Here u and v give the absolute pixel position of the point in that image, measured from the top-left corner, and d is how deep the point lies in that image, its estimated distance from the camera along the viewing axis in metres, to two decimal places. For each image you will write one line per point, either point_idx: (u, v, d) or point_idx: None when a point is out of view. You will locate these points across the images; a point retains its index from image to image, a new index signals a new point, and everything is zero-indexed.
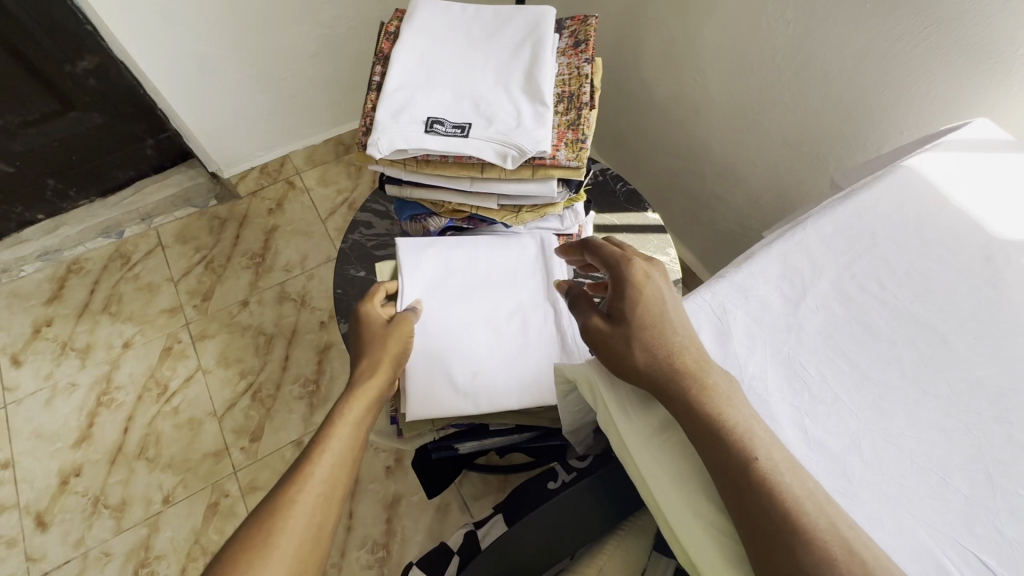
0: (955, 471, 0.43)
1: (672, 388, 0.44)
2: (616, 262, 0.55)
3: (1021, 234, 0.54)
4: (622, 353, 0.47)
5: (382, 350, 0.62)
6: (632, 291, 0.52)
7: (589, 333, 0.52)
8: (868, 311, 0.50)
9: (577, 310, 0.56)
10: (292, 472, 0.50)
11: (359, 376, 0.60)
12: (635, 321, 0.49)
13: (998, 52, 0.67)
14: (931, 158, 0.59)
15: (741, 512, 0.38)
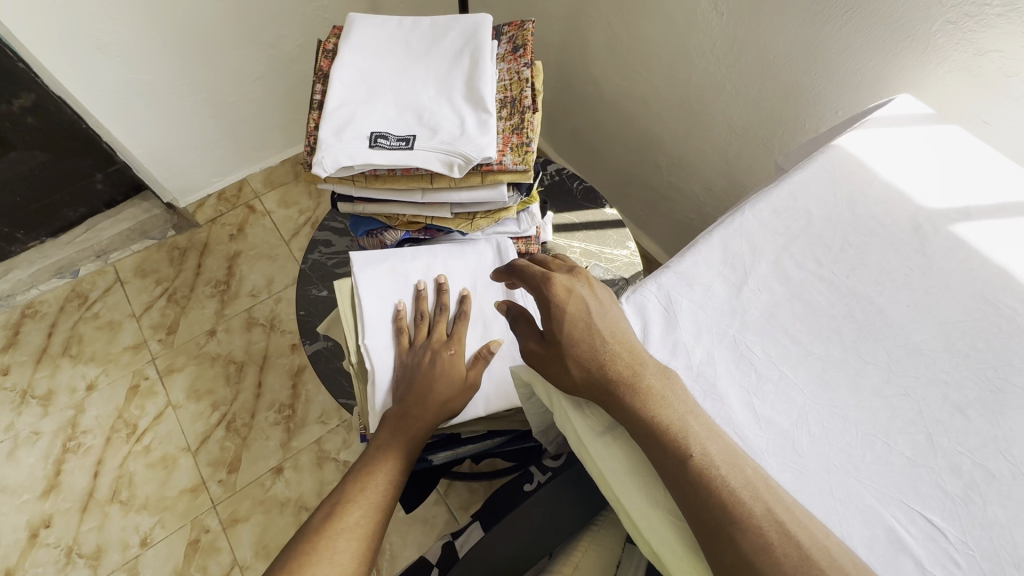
0: (897, 435, 0.44)
1: (615, 386, 0.44)
2: (538, 281, 0.53)
3: (946, 203, 0.56)
4: (558, 373, 0.47)
5: (447, 388, 0.63)
6: (556, 310, 0.50)
7: (524, 359, 0.50)
8: (807, 288, 0.52)
9: (516, 333, 0.53)
10: (348, 497, 0.54)
11: (414, 403, 0.61)
12: (563, 341, 0.48)
13: (916, 29, 0.69)
14: (858, 136, 0.62)
15: (687, 502, 0.39)
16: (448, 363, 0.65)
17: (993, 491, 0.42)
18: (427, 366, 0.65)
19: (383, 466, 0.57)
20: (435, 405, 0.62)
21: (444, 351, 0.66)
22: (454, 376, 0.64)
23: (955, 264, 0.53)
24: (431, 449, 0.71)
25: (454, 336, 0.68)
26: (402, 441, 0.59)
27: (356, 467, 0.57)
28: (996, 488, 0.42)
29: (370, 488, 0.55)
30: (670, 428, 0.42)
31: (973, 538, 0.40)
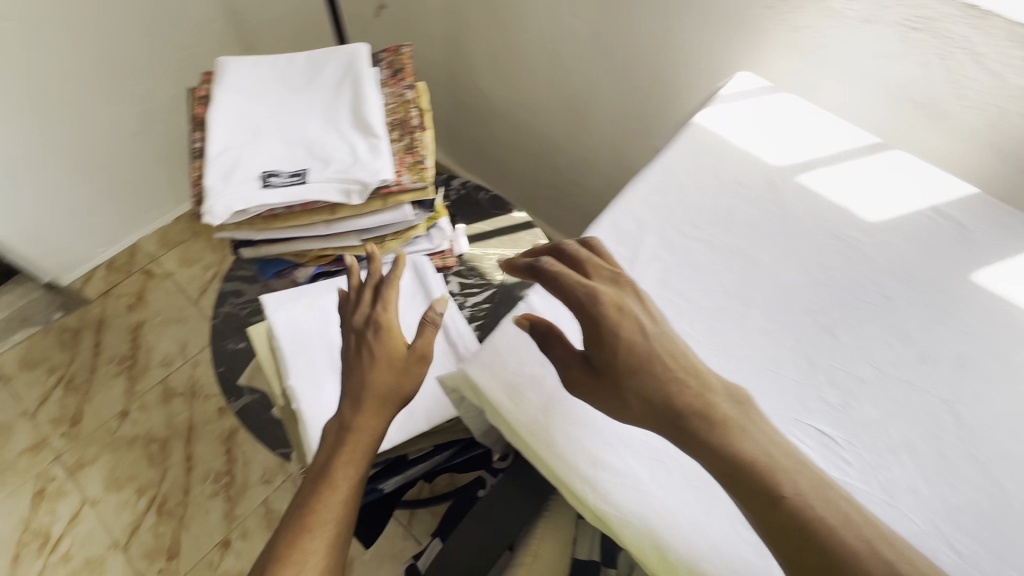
0: (783, 361, 0.51)
1: (690, 420, 0.39)
2: (585, 298, 0.45)
3: (790, 160, 0.65)
4: (611, 405, 0.42)
5: (381, 380, 0.55)
6: (609, 333, 0.43)
7: (572, 391, 0.45)
8: (691, 251, 0.58)
9: (554, 356, 0.46)
10: (284, 550, 0.47)
11: (353, 417, 0.53)
12: (622, 373, 0.42)
13: (745, 15, 0.79)
14: (712, 113, 0.70)
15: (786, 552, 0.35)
16: (376, 341, 0.57)
17: (863, 393, 0.50)
18: (356, 358, 0.57)
19: (311, 501, 0.50)
20: (378, 408, 0.54)
21: (369, 328, 0.58)
22: (388, 364, 0.56)
23: (805, 209, 0.61)
24: (380, 477, 0.70)
25: (384, 305, 0.60)
26: (335, 465, 0.51)
27: (292, 508, 0.50)
28: (863, 390, 0.50)
29: (299, 531, 0.48)
30: (761, 465, 0.37)
31: (854, 435, 0.47)
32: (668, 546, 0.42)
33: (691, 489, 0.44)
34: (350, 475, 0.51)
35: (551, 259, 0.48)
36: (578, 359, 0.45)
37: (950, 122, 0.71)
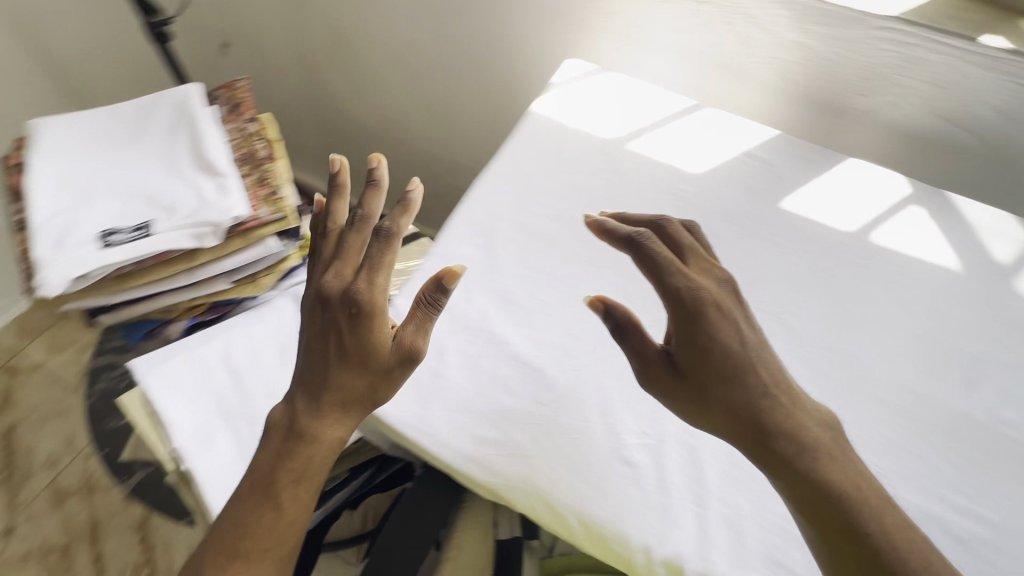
0: (636, 310, 0.56)
1: (778, 439, 0.41)
2: (687, 293, 0.43)
3: (619, 132, 0.73)
4: (691, 408, 0.42)
5: (353, 382, 0.46)
6: (704, 336, 0.42)
7: (644, 383, 0.44)
8: (543, 228, 0.62)
9: (631, 343, 0.43)
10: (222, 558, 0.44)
11: (311, 420, 0.46)
12: (708, 378, 0.42)
13: (564, 6, 0.86)
14: (546, 100, 0.76)
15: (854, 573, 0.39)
16: (352, 328, 0.46)
17: None
18: (323, 345, 0.47)
19: (247, 522, 0.44)
20: (343, 417, 0.46)
21: (348, 309, 0.46)
22: (363, 364, 0.46)
23: (638, 174, 0.69)
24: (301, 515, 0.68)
25: (372, 282, 0.46)
26: (280, 481, 0.45)
27: (235, 506, 0.45)
28: None
29: (228, 556, 0.44)
30: (835, 479, 0.41)
31: None
32: (552, 500, 0.45)
33: (568, 441, 0.48)
34: (299, 495, 0.45)
35: (652, 236, 0.45)
36: (656, 354, 0.44)
37: (749, 78, 0.82)
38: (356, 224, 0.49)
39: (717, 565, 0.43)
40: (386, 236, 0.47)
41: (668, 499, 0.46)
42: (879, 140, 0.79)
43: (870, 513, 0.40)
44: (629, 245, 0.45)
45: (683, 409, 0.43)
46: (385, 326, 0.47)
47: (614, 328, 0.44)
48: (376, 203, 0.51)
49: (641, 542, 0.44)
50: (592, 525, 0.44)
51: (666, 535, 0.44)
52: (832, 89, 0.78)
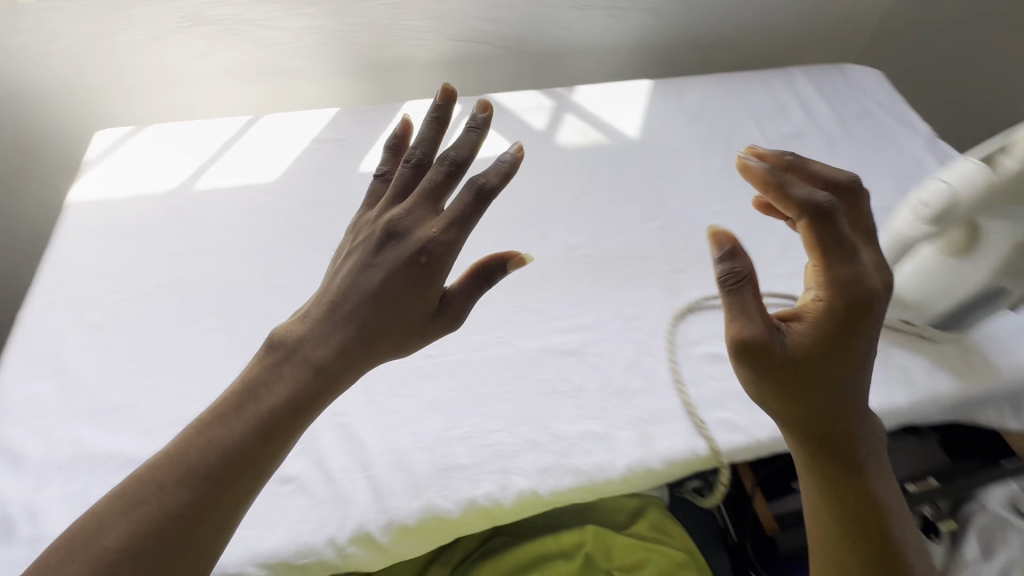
0: (252, 336, 0.56)
1: (842, 451, 0.43)
2: (850, 283, 0.40)
3: (178, 179, 0.69)
4: (784, 396, 0.42)
5: (386, 328, 0.41)
6: (839, 331, 0.41)
7: (743, 348, 0.40)
8: (124, 315, 0.57)
9: (751, 294, 0.41)
10: (183, 465, 0.35)
11: (337, 337, 0.40)
12: (817, 377, 0.41)
13: (71, 80, 0.79)
14: (83, 184, 0.68)
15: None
16: (409, 271, 0.42)
17: None
18: (370, 281, 0.41)
19: (222, 442, 0.36)
20: (374, 343, 0.41)
21: (415, 254, 0.42)
22: (399, 313, 0.42)
23: (212, 210, 0.66)
24: None
25: (451, 225, 0.42)
26: (269, 406, 0.38)
27: (207, 420, 0.37)
28: None
29: (190, 477, 0.35)
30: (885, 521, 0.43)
31: None
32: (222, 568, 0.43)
33: None
34: (292, 432, 0.38)
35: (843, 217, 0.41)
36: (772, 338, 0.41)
37: (291, 73, 0.84)
38: (447, 167, 0.44)
39: (398, 506, 0.46)
40: (481, 195, 0.42)
41: (337, 484, 0.47)
42: (431, 76, 0.89)
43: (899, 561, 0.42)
44: (812, 216, 0.40)
45: (770, 391, 0.42)
46: (444, 284, 0.43)
47: (739, 277, 0.41)
48: (469, 156, 0.45)
49: (323, 538, 0.45)
50: (273, 561, 0.44)
51: (345, 515, 0.46)
52: (364, 53, 0.84)
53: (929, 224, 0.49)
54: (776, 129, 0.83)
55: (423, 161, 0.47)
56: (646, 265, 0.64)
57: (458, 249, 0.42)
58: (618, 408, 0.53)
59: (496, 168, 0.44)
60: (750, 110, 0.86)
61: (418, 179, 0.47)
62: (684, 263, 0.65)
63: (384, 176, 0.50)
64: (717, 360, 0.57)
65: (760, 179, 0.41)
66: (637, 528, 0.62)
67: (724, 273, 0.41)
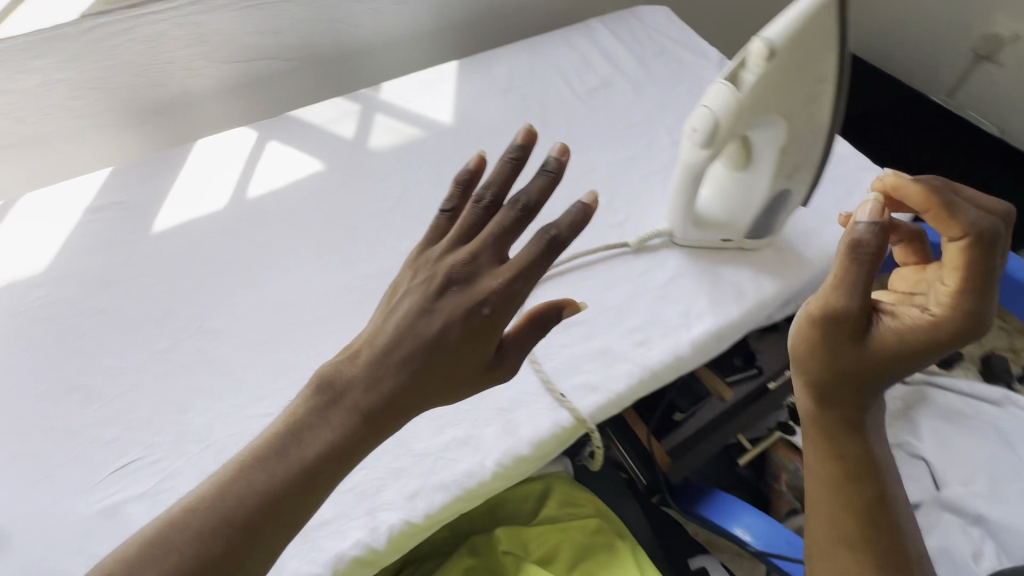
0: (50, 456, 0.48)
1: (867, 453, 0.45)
2: (975, 316, 0.41)
3: None
4: (849, 381, 0.43)
5: (437, 373, 0.40)
6: (925, 339, 0.41)
7: (832, 315, 0.42)
8: None
9: (866, 277, 0.40)
10: (221, 502, 0.36)
11: (384, 386, 0.39)
12: (884, 374, 0.42)
13: None
14: None
15: None
16: (472, 318, 0.41)
17: (130, 399, 0.51)
18: (428, 330, 0.41)
19: (263, 489, 0.36)
20: (429, 395, 0.40)
21: (477, 306, 0.41)
22: (452, 367, 0.41)
23: None
24: None
25: (520, 276, 0.42)
26: (313, 451, 0.38)
27: (249, 458, 0.37)
28: (128, 399, 0.51)
29: (224, 526, 0.35)
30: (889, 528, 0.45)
31: (140, 438, 0.49)
32: None
33: None
34: (339, 477, 0.38)
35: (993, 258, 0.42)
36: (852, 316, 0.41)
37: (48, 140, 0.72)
38: (517, 211, 0.43)
39: None
40: (552, 246, 0.42)
41: None
42: (221, 106, 0.81)
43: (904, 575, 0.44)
44: (976, 236, 0.42)
45: (836, 370, 0.43)
46: (503, 334, 0.42)
47: (866, 249, 0.40)
48: (540, 201, 0.44)
49: None
50: None
51: None
52: (130, 98, 0.74)
53: (707, 149, 0.49)
54: (585, 83, 0.85)
55: (495, 199, 0.45)
56: None
57: (523, 301, 0.42)
58: (477, 406, 0.51)
59: (573, 212, 0.43)
60: (558, 69, 0.87)
61: (485, 220, 0.45)
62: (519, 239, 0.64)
63: (452, 213, 0.47)
64: (565, 327, 0.57)
65: (926, 195, 0.44)
66: (546, 510, 0.64)
67: (849, 241, 0.40)
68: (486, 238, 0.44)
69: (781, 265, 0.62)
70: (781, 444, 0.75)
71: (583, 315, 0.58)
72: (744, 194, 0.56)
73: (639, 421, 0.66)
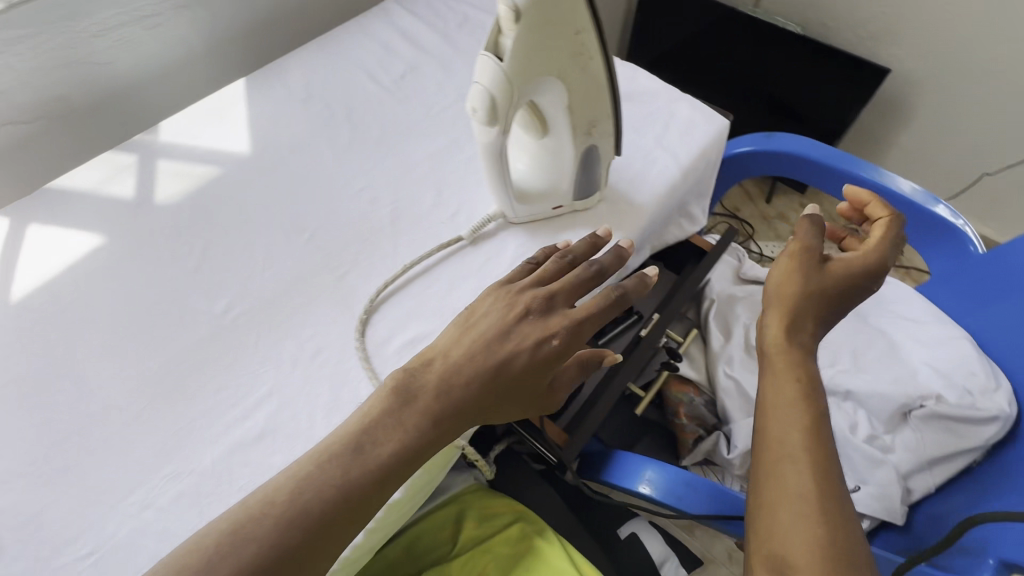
0: None
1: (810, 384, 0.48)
2: (882, 271, 0.53)
3: None
4: (796, 305, 0.51)
5: (505, 401, 0.49)
6: (849, 281, 0.52)
7: (789, 254, 0.53)
8: None
9: (812, 229, 0.54)
10: (305, 489, 0.42)
11: (464, 406, 0.47)
12: (827, 305, 0.51)
13: None
14: None
15: (798, 509, 0.43)
16: (541, 348, 0.49)
17: None
18: (510, 357, 0.49)
19: (333, 487, 0.42)
20: (482, 413, 0.48)
21: (546, 338, 0.49)
22: (514, 395, 0.49)
23: None
24: None
25: (587, 321, 0.51)
26: (386, 450, 0.44)
27: (336, 455, 0.43)
28: None
29: (302, 518, 0.41)
30: (834, 455, 0.46)
31: None
32: None
33: None
34: (396, 482, 0.44)
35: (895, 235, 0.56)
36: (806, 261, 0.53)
37: None
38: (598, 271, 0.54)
39: None
40: (620, 302, 0.52)
41: None
42: None
43: (846, 502, 0.44)
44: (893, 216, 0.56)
45: (787, 292, 0.52)
46: (555, 372, 0.50)
47: (812, 217, 0.55)
48: (613, 269, 0.55)
49: None
50: None
51: None
52: None
53: (495, 126, 0.46)
54: (391, 71, 0.79)
55: (573, 258, 0.55)
56: (307, 288, 0.57)
57: (578, 346, 0.51)
58: None
59: (637, 280, 0.54)
60: (359, 62, 0.80)
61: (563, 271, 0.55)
62: (348, 263, 0.59)
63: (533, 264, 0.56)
64: (413, 345, 0.53)
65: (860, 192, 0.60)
66: (463, 538, 0.63)
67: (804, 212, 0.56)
68: (567, 281, 0.53)
69: (616, 218, 0.62)
70: (673, 381, 0.80)
71: (431, 327, 0.54)
72: (554, 158, 0.54)
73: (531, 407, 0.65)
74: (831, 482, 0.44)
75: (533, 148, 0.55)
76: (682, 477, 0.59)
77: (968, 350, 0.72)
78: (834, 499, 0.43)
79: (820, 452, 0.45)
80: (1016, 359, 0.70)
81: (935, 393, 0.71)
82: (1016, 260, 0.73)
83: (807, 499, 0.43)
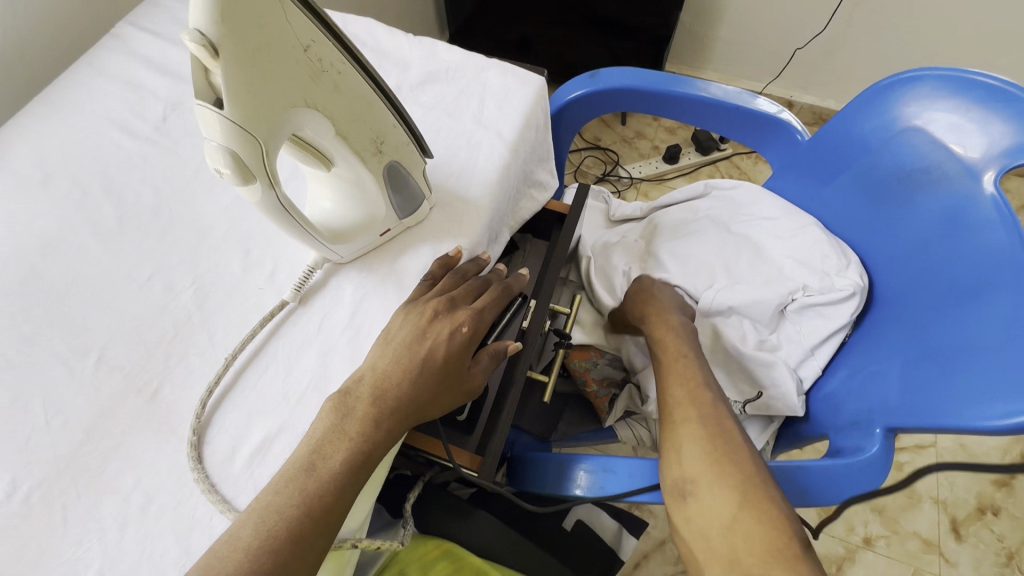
0: None
1: (667, 355, 0.63)
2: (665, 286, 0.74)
3: None
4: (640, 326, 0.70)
5: (433, 396, 0.48)
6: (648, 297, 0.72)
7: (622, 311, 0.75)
8: None
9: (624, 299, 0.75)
10: (269, 518, 0.40)
11: (395, 407, 0.46)
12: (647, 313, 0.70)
13: None
14: None
15: (684, 431, 0.54)
16: (456, 339, 0.49)
17: None
18: (427, 355, 0.47)
19: (299, 506, 0.41)
20: (409, 416, 0.46)
21: (460, 327, 0.49)
22: (437, 388, 0.48)
23: None
24: None
25: (489, 309, 0.52)
26: (337, 463, 0.43)
27: (300, 474, 0.42)
28: None
29: (275, 541, 0.39)
30: (711, 395, 0.58)
31: None
32: None
33: None
34: (353, 492, 0.43)
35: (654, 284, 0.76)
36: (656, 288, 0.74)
37: None
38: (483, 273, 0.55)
39: None
40: (511, 293, 0.54)
41: None
42: None
43: (726, 424, 0.55)
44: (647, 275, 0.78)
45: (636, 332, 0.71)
46: (471, 363, 0.50)
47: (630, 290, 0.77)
48: (503, 272, 0.57)
49: None
50: None
51: None
52: None
53: (257, 181, 0.38)
54: (148, 113, 0.64)
55: (455, 264, 0.53)
56: (112, 425, 0.46)
57: (484, 333, 0.51)
58: None
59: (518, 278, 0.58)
60: (104, 111, 0.63)
61: (458, 278, 0.53)
62: (158, 375, 0.48)
63: (428, 277, 0.52)
64: (264, 450, 0.46)
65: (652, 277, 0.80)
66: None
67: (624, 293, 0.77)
68: (461, 279, 0.53)
69: (454, 224, 0.56)
70: (573, 352, 0.78)
71: (279, 421, 0.47)
72: (354, 185, 0.46)
73: (434, 442, 0.57)
74: (709, 415, 0.55)
75: (329, 178, 0.47)
76: (581, 463, 0.61)
77: (817, 235, 0.76)
78: (713, 426, 0.54)
79: (691, 393, 0.58)
80: (854, 230, 0.76)
81: (803, 285, 0.73)
82: (834, 138, 0.78)
83: (688, 427, 0.55)
